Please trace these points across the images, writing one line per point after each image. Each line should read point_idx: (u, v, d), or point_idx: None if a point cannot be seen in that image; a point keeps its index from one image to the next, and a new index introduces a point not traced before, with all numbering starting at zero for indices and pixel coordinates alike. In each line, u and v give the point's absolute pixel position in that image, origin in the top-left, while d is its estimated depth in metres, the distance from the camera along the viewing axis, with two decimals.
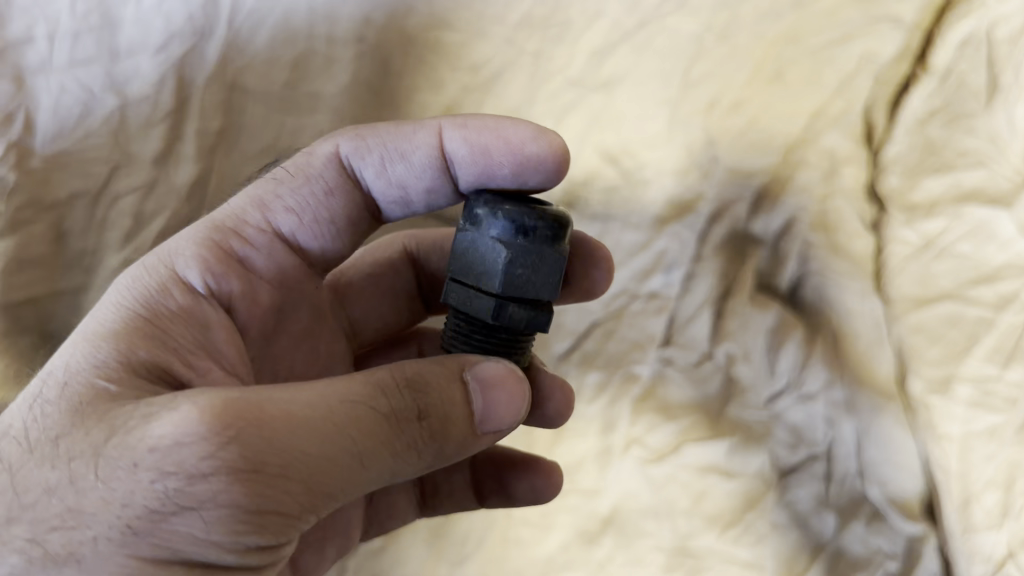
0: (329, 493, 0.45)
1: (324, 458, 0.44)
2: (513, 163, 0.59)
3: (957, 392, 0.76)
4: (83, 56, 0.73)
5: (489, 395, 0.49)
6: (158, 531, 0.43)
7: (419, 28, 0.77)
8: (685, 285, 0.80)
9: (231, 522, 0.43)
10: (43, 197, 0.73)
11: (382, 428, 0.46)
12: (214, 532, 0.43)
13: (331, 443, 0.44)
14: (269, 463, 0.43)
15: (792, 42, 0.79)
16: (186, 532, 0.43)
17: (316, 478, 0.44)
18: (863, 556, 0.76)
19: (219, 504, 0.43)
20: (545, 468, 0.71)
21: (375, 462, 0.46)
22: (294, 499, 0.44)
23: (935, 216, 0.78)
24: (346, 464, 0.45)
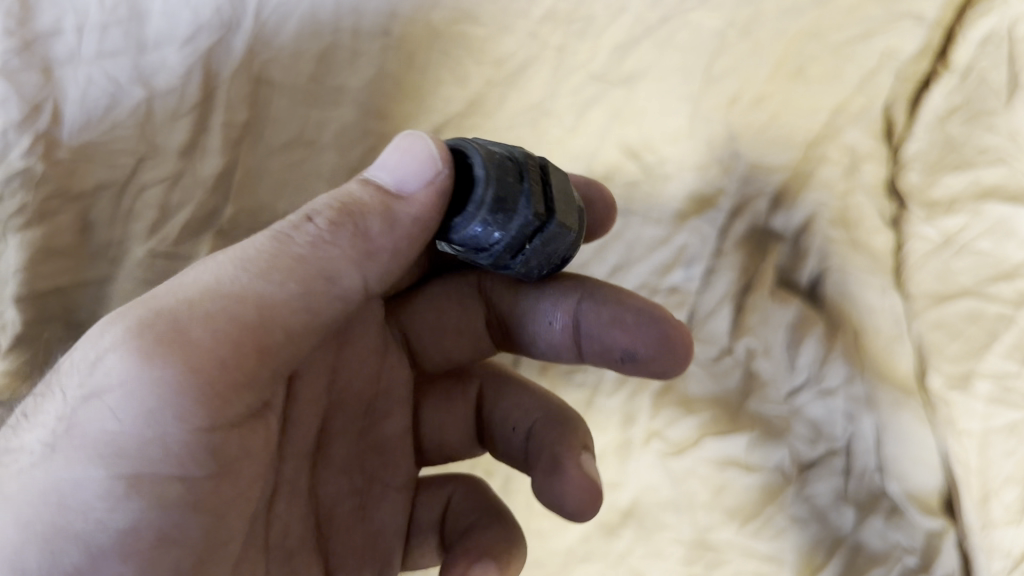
0: (244, 327, 0.47)
1: (222, 294, 0.47)
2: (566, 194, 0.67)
3: (977, 388, 0.77)
4: (110, 48, 0.73)
5: (387, 165, 0.50)
6: (76, 438, 0.45)
7: (444, 22, 0.77)
8: (705, 280, 0.81)
9: (138, 390, 0.44)
10: (69, 187, 0.73)
11: (279, 244, 0.48)
12: (126, 418, 0.44)
13: (226, 278, 0.47)
14: (161, 320, 0.45)
15: (815, 37, 0.80)
16: (104, 425, 0.45)
17: (222, 315, 0.46)
18: (882, 551, 0.75)
19: (122, 382, 0.44)
20: (509, 527, 0.61)
21: (285, 275, 0.48)
22: (205, 344, 0.45)
23: (955, 212, 0.80)
24: (246, 300, 0.47)
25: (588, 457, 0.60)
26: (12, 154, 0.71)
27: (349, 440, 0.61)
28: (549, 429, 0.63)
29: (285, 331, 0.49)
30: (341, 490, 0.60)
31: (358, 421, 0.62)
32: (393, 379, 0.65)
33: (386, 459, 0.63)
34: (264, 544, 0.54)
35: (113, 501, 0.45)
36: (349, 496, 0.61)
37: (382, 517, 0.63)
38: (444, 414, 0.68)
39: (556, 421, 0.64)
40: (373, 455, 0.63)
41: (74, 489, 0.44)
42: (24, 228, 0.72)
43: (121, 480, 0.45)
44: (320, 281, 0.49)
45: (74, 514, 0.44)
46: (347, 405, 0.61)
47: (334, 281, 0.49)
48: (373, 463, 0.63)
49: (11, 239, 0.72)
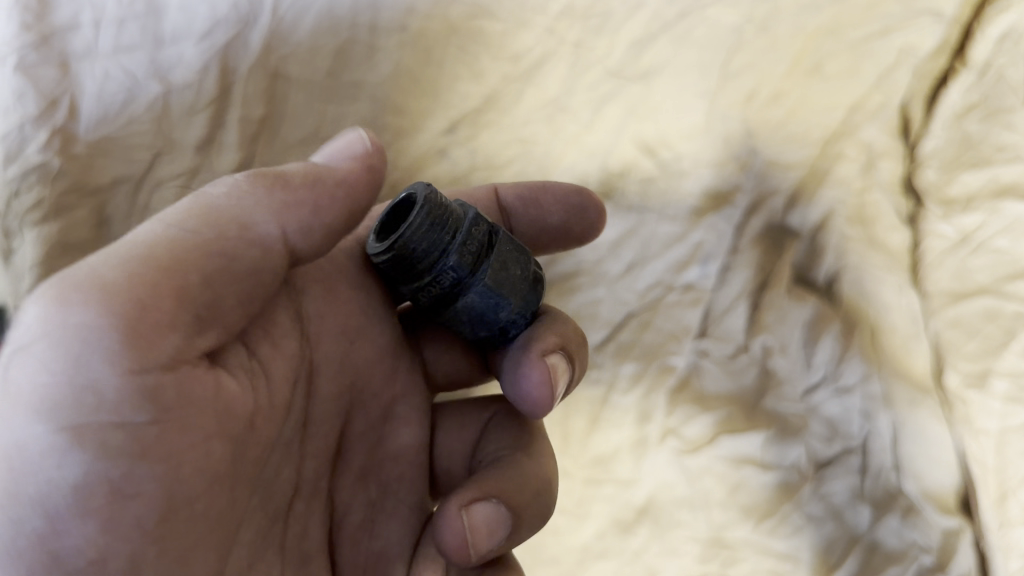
0: (160, 267, 0.45)
1: (144, 242, 0.46)
2: (565, 215, 0.71)
3: (994, 387, 0.77)
4: (128, 43, 0.74)
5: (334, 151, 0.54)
6: (10, 401, 0.43)
7: (461, 17, 0.77)
8: (721, 277, 0.81)
9: (62, 336, 0.43)
10: (86, 182, 0.73)
11: (194, 203, 0.49)
12: (56, 367, 0.42)
13: (145, 231, 0.47)
14: (80, 272, 0.45)
15: (832, 34, 0.79)
16: (30, 380, 0.42)
17: (137, 257, 0.45)
18: (899, 549, 0.74)
19: (45, 333, 0.43)
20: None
21: (200, 223, 0.48)
22: (122, 286, 0.44)
23: (972, 211, 0.79)
24: (163, 240, 0.47)
25: (481, 504, 0.53)
26: (28, 149, 0.71)
27: (366, 445, 0.61)
28: (498, 468, 0.59)
29: (211, 268, 0.47)
30: (355, 498, 0.60)
31: (377, 429, 0.62)
32: (407, 384, 0.64)
33: (400, 471, 0.62)
34: (279, 546, 0.53)
35: (53, 454, 0.42)
36: (363, 506, 0.60)
37: (392, 531, 0.60)
38: (452, 438, 0.66)
39: (516, 464, 0.59)
40: (388, 466, 0.62)
41: (15, 453, 0.42)
42: (40, 223, 0.72)
43: (59, 429, 0.42)
44: (234, 228, 0.48)
45: (22, 478, 0.42)
46: (368, 409, 0.61)
47: (254, 224, 0.49)
48: (389, 474, 0.62)
49: (28, 235, 0.72)
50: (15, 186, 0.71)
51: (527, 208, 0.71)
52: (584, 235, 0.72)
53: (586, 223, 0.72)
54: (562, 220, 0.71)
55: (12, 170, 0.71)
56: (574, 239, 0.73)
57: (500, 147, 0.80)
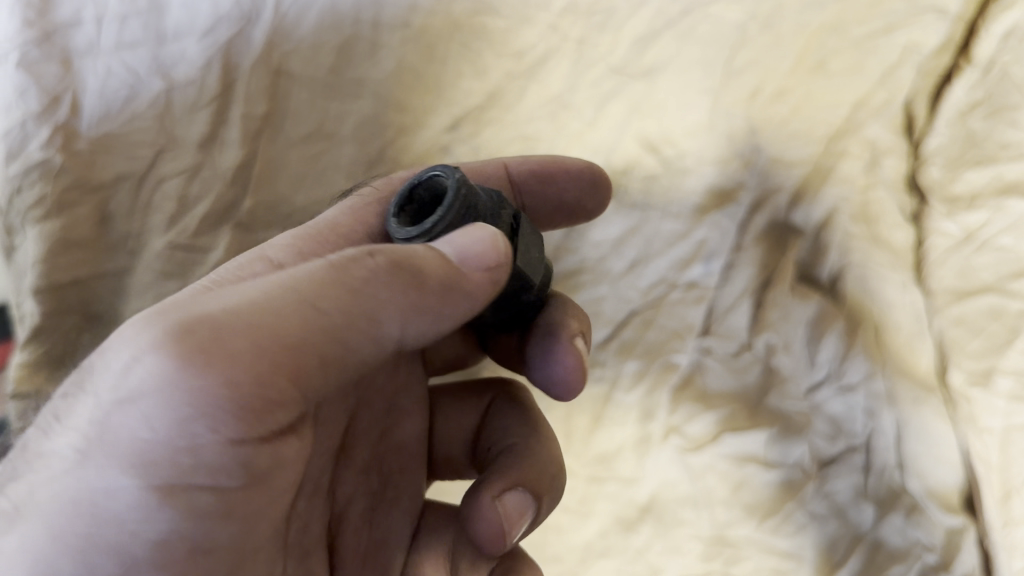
0: (278, 348, 0.45)
1: (262, 315, 0.45)
2: (580, 192, 0.73)
3: (999, 385, 0.75)
4: (130, 39, 0.74)
5: (455, 239, 0.49)
6: (109, 445, 0.45)
7: (464, 14, 0.77)
8: (725, 275, 0.80)
9: (170, 400, 0.44)
10: (88, 179, 0.74)
11: (334, 278, 0.47)
12: (158, 427, 0.45)
13: (274, 303, 0.46)
14: (201, 326, 0.45)
15: (836, 30, 0.79)
16: (133, 431, 0.45)
17: (260, 330, 0.45)
18: (902, 548, 0.74)
19: (155, 389, 0.44)
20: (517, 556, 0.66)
21: (336, 303, 0.46)
22: (240, 365, 0.45)
23: (976, 208, 0.78)
24: (289, 316, 0.46)
25: (514, 492, 0.61)
26: (31, 146, 0.73)
27: (370, 441, 0.64)
28: (507, 459, 0.64)
29: (325, 361, 0.47)
30: (355, 494, 0.62)
31: (380, 424, 0.64)
32: (408, 379, 0.66)
33: (399, 464, 0.66)
34: (283, 544, 0.54)
35: (147, 513, 0.45)
36: (365, 503, 0.63)
37: (389, 525, 0.64)
38: (452, 424, 0.71)
39: (525, 454, 0.65)
40: (388, 460, 0.65)
41: (106, 496, 0.45)
42: (43, 219, 0.73)
43: (154, 494, 0.45)
44: (364, 320, 0.47)
45: (109, 520, 0.45)
46: (370, 404, 0.63)
47: (376, 322, 0.48)
48: (389, 468, 0.65)
49: (31, 231, 0.73)
50: (18, 183, 0.73)
51: (541, 184, 0.72)
52: (596, 209, 0.74)
53: (596, 200, 0.74)
54: (575, 197, 0.73)
55: (15, 167, 0.73)
56: (582, 214, 0.75)
57: (502, 144, 0.80)
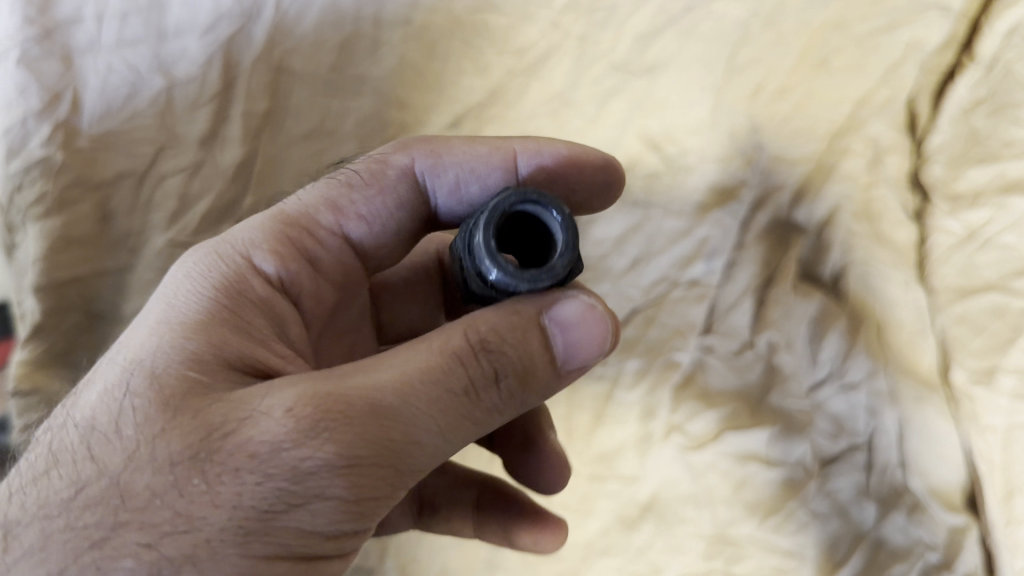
0: (415, 466, 0.45)
1: (411, 433, 0.43)
2: (591, 188, 0.66)
3: (1002, 383, 0.74)
4: (131, 37, 0.74)
5: (573, 332, 0.46)
6: (264, 536, 0.42)
7: (466, 11, 0.78)
8: (726, 273, 0.80)
9: (334, 515, 0.43)
10: (89, 176, 0.74)
11: (472, 398, 0.44)
12: (319, 525, 0.43)
13: (420, 423, 0.43)
14: (364, 457, 0.42)
15: (838, 29, 0.79)
16: (296, 527, 0.43)
17: (405, 457, 0.44)
18: (904, 547, 0.74)
19: (328, 502, 0.42)
20: (554, 525, 0.70)
21: (468, 422, 0.45)
22: (384, 488, 0.44)
23: (979, 206, 0.77)
24: (432, 440, 0.44)
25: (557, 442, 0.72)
26: (31, 144, 0.72)
27: None
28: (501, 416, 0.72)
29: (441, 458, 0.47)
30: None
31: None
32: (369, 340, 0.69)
33: None
34: None
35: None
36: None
37: None
38: None
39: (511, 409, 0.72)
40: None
41: None
42: (43, 217, 0.72)
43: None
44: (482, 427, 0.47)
45: None
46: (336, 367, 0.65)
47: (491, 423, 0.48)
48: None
49: (31, 229, 0.73)
50: (18, 180, 0.73)
51: (552, 183, 0.64)
52: (598, 202, 0.69)
53: (605, 194, 0.68)
54: (584, 196, 0.67)
55: (16, 165, 0.72)
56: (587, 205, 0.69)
57: None
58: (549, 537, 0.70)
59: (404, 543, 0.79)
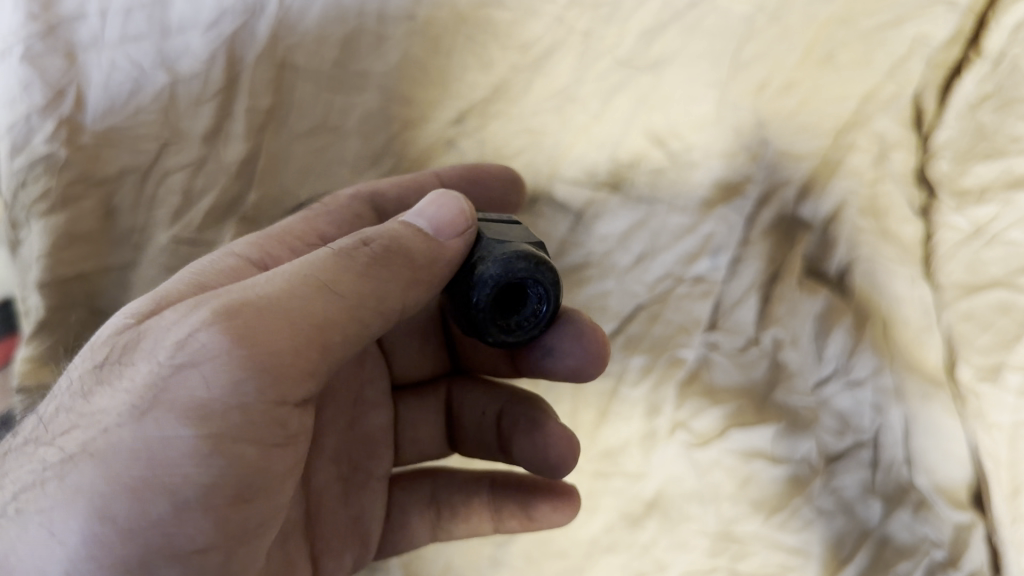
0: (310, 322, 0.48)
1: (290, 288, 0.49)
2: (500, 185, 0.75)
3: (1008, 380, 0.75)
4: (134, 32, 0.74)
5: (428, 212, 0.55)
6: (164, 404, 0.46)
7: (469, 7, 0.76)
8: (732, 269, 0.80)
9: (231, 366, 0.46)
10: (92, 173, 0.74)
11: (348, 261, 0.51)
12: (212, 388, 0.46)
13: (303, 284, 0.49)
14: (244, 304, 0.48)
15: (845, 23, 0.77)
16: (191, 392, 0.46)
17: (292, 311, 0.48)
18: (910, 544, 0.74)
19: (216, 354, 0.46)
20: (564, 492, 0.72)
21: (349, 283, 0.50)
22: (280, 336, 0.47)
23: (985, 202, 0.77)
24: (319, 298, 0.49)
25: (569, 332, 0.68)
26: (35, 139, 0.73)
27: (340, 430, 0.67)
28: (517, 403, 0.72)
29: (350, 335, 0.51)
30: (331, 480, 0.66)
31: (347, 415, 0.68)
32: (373, 373, 0.71)
33: (369, 450, 0.69)
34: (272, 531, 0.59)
35: (195, 463, 0.46)
36: (336, 483, 0.67)
37: (364, 502, 0.69)
38: (416, 412, 0.74)
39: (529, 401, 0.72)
40: (359, 448, 0.69)
41: (163, 447, 0.46)
42: (47, 213, 0.73)
43: (203, 447, 0.46)
44: (375, 301, 0.51)
45: (160, 477, 0.46)
46: (338, 397, 0.67)
47: (387, 298, 0.52)
48: (358, 454, 0.69)
49: (35, 225, 0.74)
50: (22, 177, 0.73)
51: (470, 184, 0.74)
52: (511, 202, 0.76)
53: (515, 195, 0.76)
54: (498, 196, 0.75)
55: (20, 161, 0.73)
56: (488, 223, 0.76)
57: (509, 137, 0.79)
58: (560, 504, 0.72)
59: None
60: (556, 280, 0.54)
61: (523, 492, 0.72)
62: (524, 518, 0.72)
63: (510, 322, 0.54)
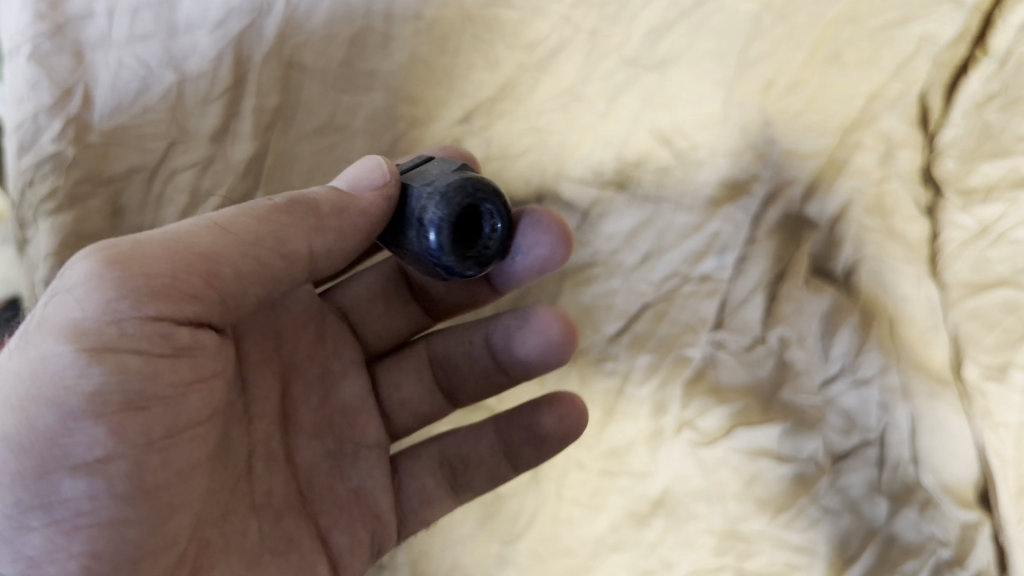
0: (194, 255, 0.51)
1: (179, 231, 0.52)
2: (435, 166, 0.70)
3: (1014, 379, 0.75)
4: (142, 32, 0.74)
5: (344, 177, 0.58)
6: (45, 327, 0.49)
7: (476, 6, 0.77)
8: (738, 268, 0.80)
9: (102, 287, 0.48)
10: (100, 172, 0.74)
11: (244, 212, 0.54)
12: (86, 306, 0.48)
13: (189, 227, 0.52)
14: (124, 238, 0.50)
15: (851, 22, 0.78)
16: (67, 313, 0.49)
17: (177, 244, 0.51)
18: (917, 543, 0.74)
19: (89, 278, 0.49)
20: (569, 401, 0.69)
21: (241, 226, 0.53)
22: (157, 261, 0.50)
23: (991, 201, 0.78)
24: (205, 237, 0.52)
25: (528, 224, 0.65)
26: (43, 138, 0.73)
27: (314, 408, 0.64)
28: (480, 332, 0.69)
29: (244, 269, 0.52)
30: (318, 456, 0.64)
31: (318, 390, 0.65)
32: (338, 346, 0.67)
33: (351, 420, 0.66)
34: (250, 502, 0.59)
35: (79, 373, 0.48)
36: (325, 459, 0.64)
37: (362, 473, 0.66)
38: (397, 373, 0.69)
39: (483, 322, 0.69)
40: (342, 421, 0.65)
41: (44, 364, 0.48)
42: (55, 212, 0.73)
43: (85, 359, 0.48)
44: (272, 239, 0.53)
45: (41, 392, 0.48)
46: (303, 373, 0.64)
47: (286, 241, 0.54)
48: (342, 426, 0.65)
49: (43, 224, 0.73)
50: (30, 176, 0.74)
51: None
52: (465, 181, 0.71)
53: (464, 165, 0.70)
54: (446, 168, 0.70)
55: (27, 161, 0.74)
56: None
57: (514, 137, 0.79)
58: (568, 414, 0.68)
59: (416, 538, 0.76)
60: (496, 190, 0.54)
61: (527, 419, 0.68)
62: (539, 444, 0.69)
63: (481, 249, 0.53)
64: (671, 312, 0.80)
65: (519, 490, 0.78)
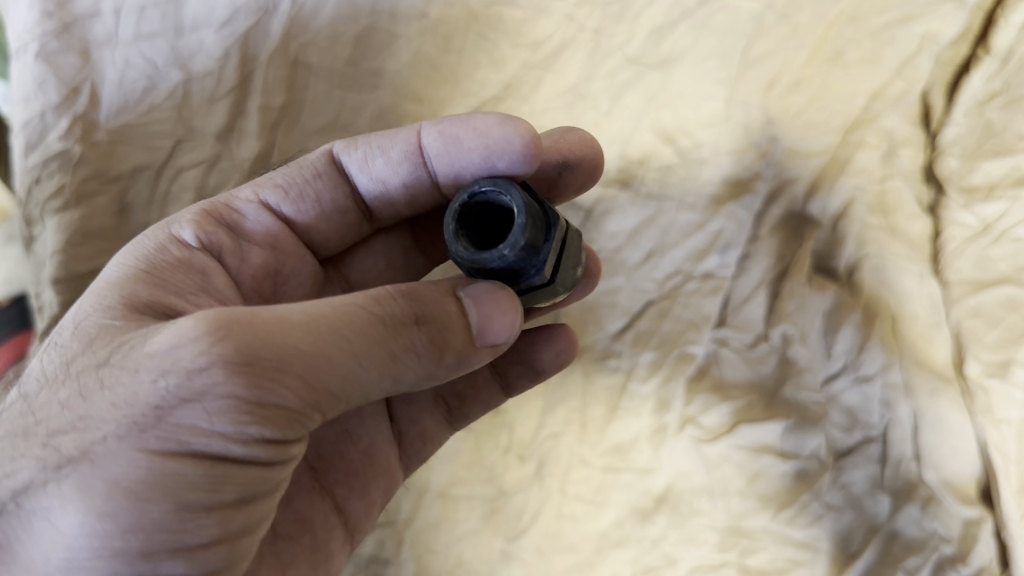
0: (326, 390, 0.46)
1: (321, 355, 0.45)
2: (486, 145, 0.61)
3: (1016, 376, 0.73)
4: (147, 31, 0.76)
5: (482, 304, 0.50)
6: (166, 428, 0.45)
7: (480, 5, 0.80)
8: (740, 266, 0.80)
9: (236, 413, 0.44)
10: (106, 169, 0.75)
11: (384, 333, 0.47)
12: (216, 421, 0.45)
13: (333, 350, 0.46)
14: (264, 351, 0.44)
15: (853, 21, 0.81)
16: (192, 423, 0.45)
17: (313, 373, 0.45)
18: (919, 539, 0.72)
19: (223, 395, 0.44)
20: (560, 330, 0.71)
21: (376, 359, 0.47)
22: (291, 392, 0.45)
23: (993, 199, 0.77)
24: (342, 365, 0.46)
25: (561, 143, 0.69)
26: (49, 137, 0.74)
27: None
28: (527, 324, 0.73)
29: (363, 397, 0.48)
30: (321, 428, 0.63)
31: None
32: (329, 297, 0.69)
33: None
34: None
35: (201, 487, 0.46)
36: (329, 430, 0.64)
37: (369, 434, 0.66)
38: None
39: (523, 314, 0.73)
40: None
41: (165, 469, 0.45)
42: (61, 210, 0.74)
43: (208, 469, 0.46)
44: (390, 378, 0.48)
45: (156, 497, 0.45)
46: None
47: (404, 380, 0.49)
48: None
49: (49, 222, 0.74)
50: (37, 174, 0.74)
51: (453, 149, 0.61)
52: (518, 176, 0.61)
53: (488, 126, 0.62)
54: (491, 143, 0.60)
55: (34, 158, 0.74)
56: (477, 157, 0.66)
57: None
58: (563, 349, 0.71)
59: (422, 533, 0.78)
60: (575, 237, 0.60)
61: (522, 354, 0.71)
62: (536, 376, 0.72)
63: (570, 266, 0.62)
64: (671, 308, 0.80)
65: (523, 487, 0.78)
